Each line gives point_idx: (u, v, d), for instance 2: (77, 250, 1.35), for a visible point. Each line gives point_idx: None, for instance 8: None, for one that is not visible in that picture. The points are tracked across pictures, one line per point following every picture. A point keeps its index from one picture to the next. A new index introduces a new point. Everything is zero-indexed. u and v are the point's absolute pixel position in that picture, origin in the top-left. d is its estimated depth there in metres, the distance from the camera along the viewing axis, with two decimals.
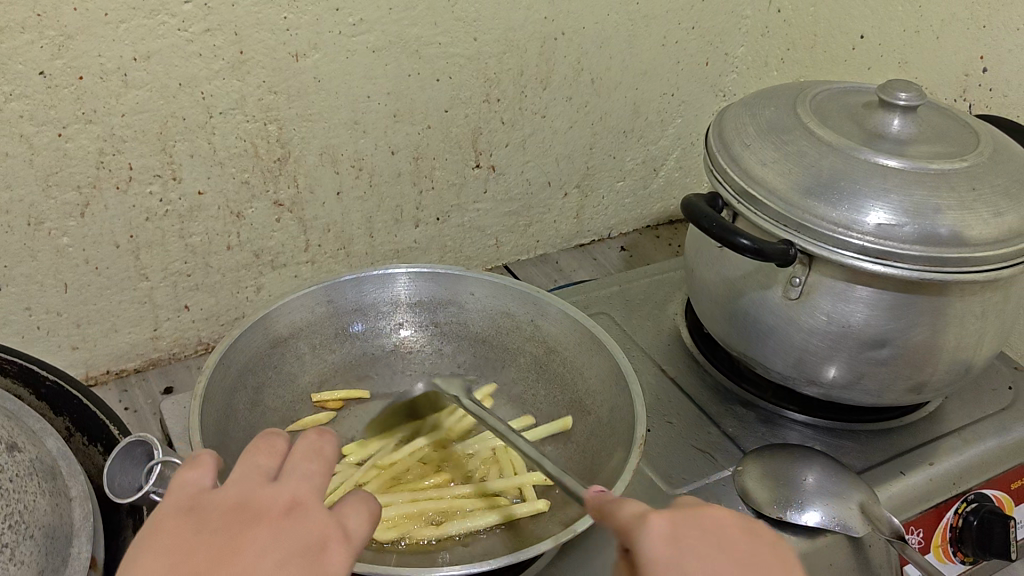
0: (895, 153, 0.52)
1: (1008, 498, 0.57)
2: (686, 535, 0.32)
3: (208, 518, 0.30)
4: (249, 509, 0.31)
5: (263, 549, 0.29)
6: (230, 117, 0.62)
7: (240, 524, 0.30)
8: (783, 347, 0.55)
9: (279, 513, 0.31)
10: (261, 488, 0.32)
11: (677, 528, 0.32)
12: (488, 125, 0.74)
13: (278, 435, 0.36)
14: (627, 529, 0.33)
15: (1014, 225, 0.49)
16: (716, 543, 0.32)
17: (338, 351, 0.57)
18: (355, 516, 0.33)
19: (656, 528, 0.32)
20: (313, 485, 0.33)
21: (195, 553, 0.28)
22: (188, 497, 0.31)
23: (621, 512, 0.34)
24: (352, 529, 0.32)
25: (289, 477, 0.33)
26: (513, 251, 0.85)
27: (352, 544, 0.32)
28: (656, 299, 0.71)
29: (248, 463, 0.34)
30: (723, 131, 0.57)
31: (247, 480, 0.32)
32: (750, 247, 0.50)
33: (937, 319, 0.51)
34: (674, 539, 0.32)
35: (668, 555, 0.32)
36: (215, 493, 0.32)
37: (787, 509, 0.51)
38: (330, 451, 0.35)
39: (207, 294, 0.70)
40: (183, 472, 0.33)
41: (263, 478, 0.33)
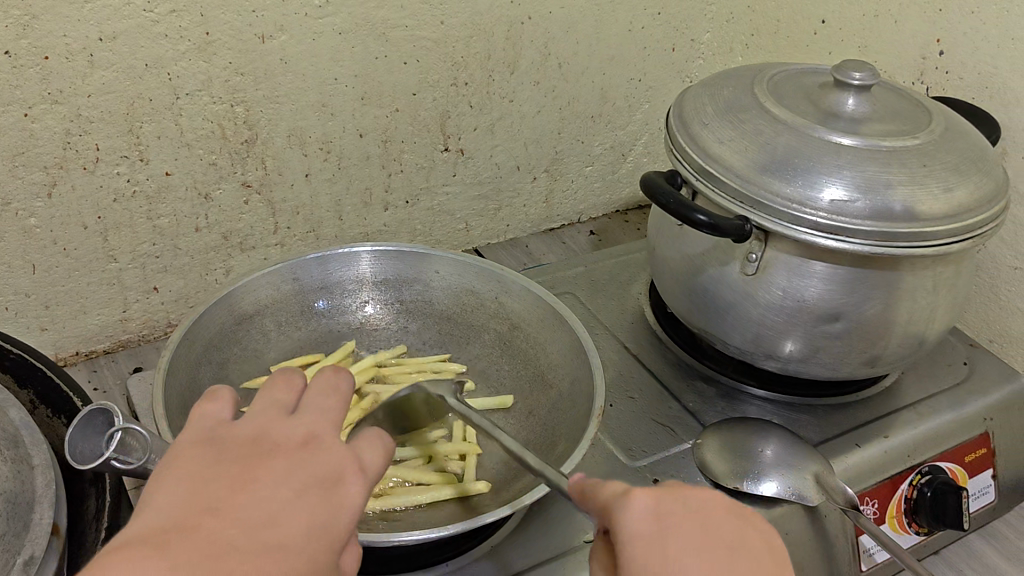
0: (849, 131, 0.54)
1: (962, 471, 0.59)
2: (669, 515, 0.31)
3: (228, 452, 0.31)
4: (267, 443, 0.32)
5: (278, 482, 0.30)
6: (197, 98, 0.62)
7: (258, 457, 0.31)
8: (742, 322, 0.56)
9: (295, 447, 0.32)
10: (278, 424, 0.33)
11: (661, 506, 0.31)
12: (456, 109, 0.75)
13: (296, 371, 0.37)
14: (608, 508, 0.32)
15: (962, 201, 0.51)
16: (701, 523, 0.31)
17: (304, 328, 0.58)
18: (368, 452, 0.34)
19: (638, 505, 0.31)
20: (329, 420, 0.34)
21: (214, 481, 0.30)
22: (207, 431, 0.33)
23: (601, 493, 0.33)
24: (365, 465, 0.34)
25: (306, 412, 0.34)
26: (483, 235, 0.86)
27: (366, 478, 0.33)
28: (621, 279, 0.72)
29: (266, 398, 0.35)
30: (683, 111, 0.58)
31: (264, 416, 0.34)
32: (707, 222, 0.51)
33: (889, 294, 0.53)
34: (658, 521, 0.31)
35: (651, 536, 0.31)
36: (233, 428, 0.33)
37: (743, 481, 0.52)
38: (347, 387, 0.37)
39: (176, 276, 0.70)
40: (202, 406, 0.34)
41: (280, 412, 0.34)
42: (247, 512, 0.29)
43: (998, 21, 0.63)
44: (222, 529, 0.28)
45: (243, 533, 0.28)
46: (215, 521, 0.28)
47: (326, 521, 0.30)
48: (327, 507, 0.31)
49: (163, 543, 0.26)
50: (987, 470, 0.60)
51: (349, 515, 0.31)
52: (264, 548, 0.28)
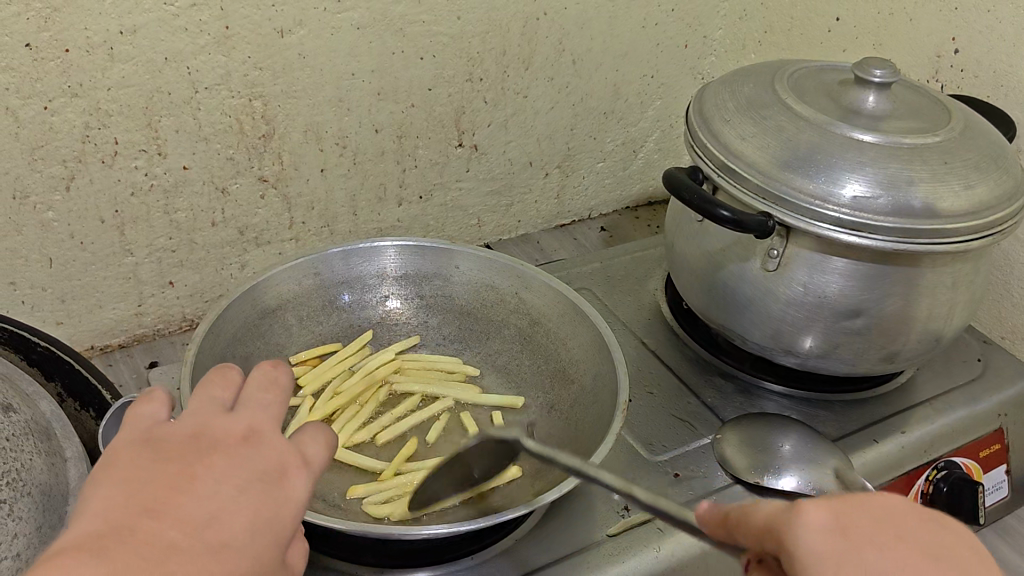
0: (870, 128, 0.54)
1: (977, 466, 0.60)
2: (850, 524, 0.27)
3: (166, 449, 0.29)
4: (206, 439, 0.30)
5: (220, 480, 0.29)
6: (215, 92, 0.62)
7: (198, 452, 0.29)
8: (762, 318, 0.57)
9: (238, 441, 0.30)
10: (218, 418, 0.31)
11: (839, 517, 0.27)
12: (471, 105, 0.75)
13: (232, 365, 0.35)
14: (773, 526, 0.28)
15: (982, 198, 0.51)
16: (890, 529, 0.27)
17: (325, 323, 0.58)
18: (311, 444, 0.33)
19: (813, 520, 0.27)
20: (270, 415, 0.32)
21: (153, 481, 0.28)
22: (141, 429, 0.30)
23: (758, 514, 0.29)
24: (309, 460, 0.32)
25: (246, 406, 0.32)
26: (494, 231, 0.86)
27: (310, 472, 0.32)
28: (637, 275, 0.72)
29: (202, 393, 0.32)
30: (703, 108, 0.58)
31: (202, 410, 0.31)
32: (730, 218, 0.51)
33: (909, 290, 0.53)
34: (841, 531, 0.26)
35: (836, 550, 0.26)
36: (170, 424, 0.31)
37: (764, 475, 0.53)
38: (287, 380, 0.35)
39: (192, 271, 0.70)
40: (137, 406, 0.32)
41: (219, 407, 0.32)
42: (187, 516, 0.27)
43: (1014, 20, 0.63)
44: (163, 535, 0.26)
45: (184, 536, 0.26)
46: (155, 522, 0.26)
47: (268, 519, 0.29)
48: (270, 504, 0.29)
49: (97, 552, 0.25)
50: (1000, 465, 0.61)
51: (292, 511, 0.30)
52: (206, 551, 0.27)
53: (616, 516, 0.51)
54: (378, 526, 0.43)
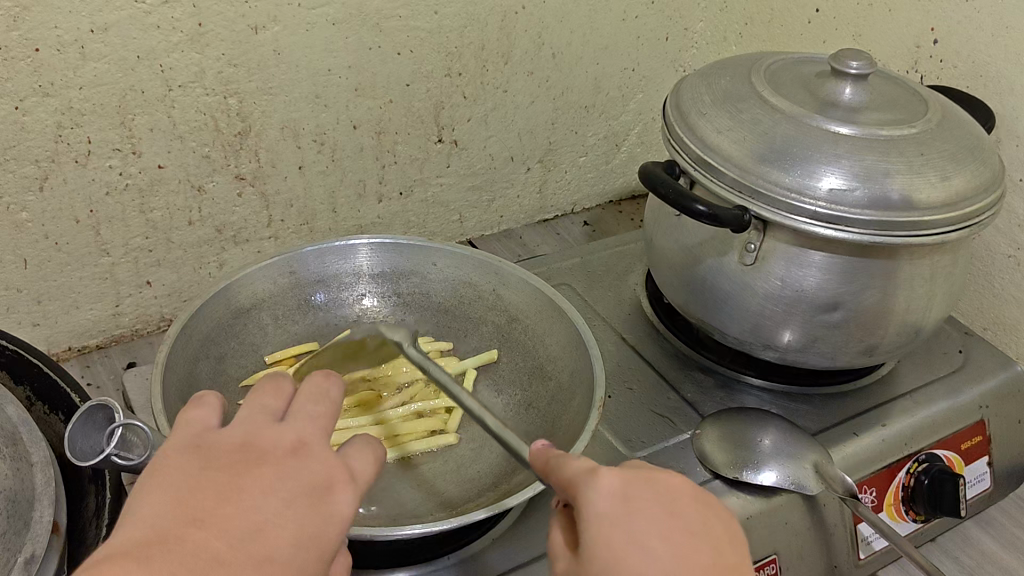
0: (846, 120, 0.54)
1: (959, 458, 0.59)
2: (636, 495, 0.31)
3: (214, 461, 0.32)
4: (253, 452, 0.32)
5: (265, 493, 0.31)
6: (189, 90, 0.62)
7: (245, 465, 0.32)
8: (740, 313, 0.56)
9: (285, 454, 0.32)
10: (266, 429, 0.33)
11: (628, 488, 0.31)
12: (450, 100, 0.75)
13: (286, 373, 0.37)
14: (572, 481, 0.32)
15: (959, 189, 0.51)
16: (665, 501, 0.32)
17: (301, 322, 0.57)
18: (358, 458, 0.34)
19: (604, 485, 0.31)
20: (318, 427, 0.34)
21: (201, 492, 0.30)
22: (194, 437, 0.33)
23: (566, 466, 0.33)
24: (354, 474, 0.34)
25: (295, 418, 0.34)
26: (477, 226, 0.85)
27: (357, 486, 0.33)
28: (618, 270, 0.72)
29: (253, 402, 0.34)
30: (680, 102, 0.58)
31: (253, 420, 0.34)
32: (706, 212, 0.51)
33: (888, 282, 0.53)
34: (624, 498, 0.31)
35: (617, 513, 0.31)
36: (221, 434, 0.33)
37: (743, 470, 0.53)
38: (337, 392, 0.36)
39: (170, 270, 0.70)
40: (189, 411, 0.34)
41: (269, 418, 0.34)
42: (231, 527, 0.30)
43: (994, 10, 0.63)
44: (206, 544, 0.29)
45: (227, 547, 0.29)
46: (199, 534, 0.29)
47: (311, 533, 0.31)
48: (313, 517, 0.31)
49: (143, 557, 0.27)
50: (982, 457, 0.61)
51: (338, 525, 0.32)
52: (247, 562, 0.29)
53: None
54: (352, 528, 0.43)
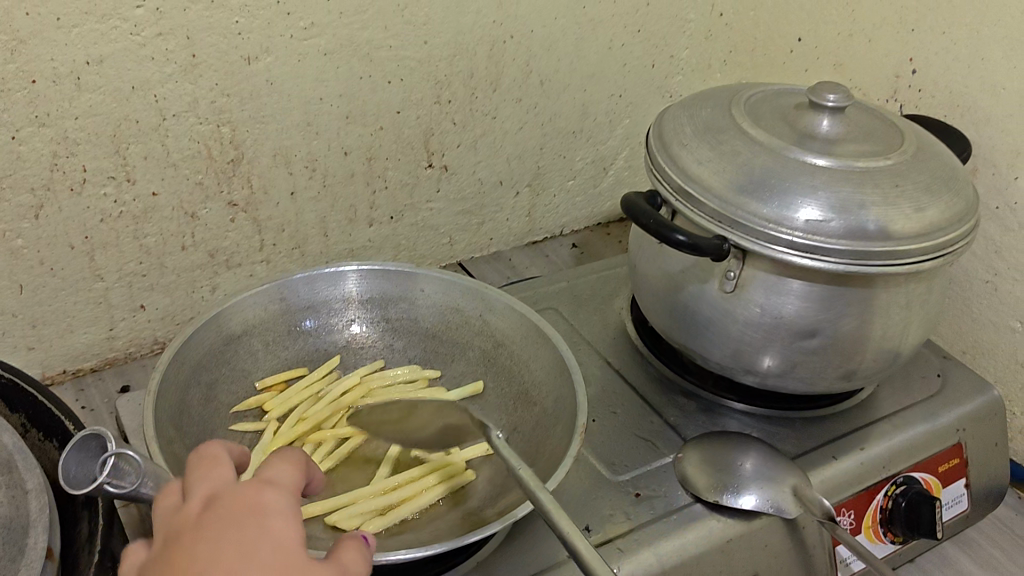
0: (824, 152, 0.55)
1: (936, 481, 0.61)
2: None
3: (177, 546, 0.30)
4: (196, 518, 0.32)
5: (239, 523, 0.31)
6: (183, 119, 0.63)
7: (200, 529, 0.31)
8: (721, 338, 0.58)
9: (220, 499, 0.33)
10: (187, 505, 0.33)
11: None
12: (439, 127, 0.76)
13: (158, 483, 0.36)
14: None
15: (933, 219, 0.52)
16: None
17: (291, 347, 0.58)
18: (271, 472, 0.36)
19: None
20: (221, 473, 0.34)
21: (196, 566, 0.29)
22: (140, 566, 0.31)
23: None
24: (278, 478, 0.35)
25: (198, 483, 0.34)
26: (467, 249, 0.86)
27: (284, 485, 0.35)
28: (603, 293, 0.73)
29: (157, 507, 0.33)
30: (662, 132, 0.59)
31: (169, 511, 0.33)
32: (686, 242, 0.52)
33: (865, 309, 0.54)
34: None
35: None
36: (160, 539, 0.31)
37: (724, 494, 0.54)
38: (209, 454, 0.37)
39: (163, 294, 0.71)
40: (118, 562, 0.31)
41: (181, 501, 0.33)
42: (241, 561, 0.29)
43: (969, 42, 0.64)
44: None
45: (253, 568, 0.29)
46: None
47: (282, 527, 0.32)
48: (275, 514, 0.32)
49: None
50: (959, 479, 0.63)
51: (296, 507, 0.34)
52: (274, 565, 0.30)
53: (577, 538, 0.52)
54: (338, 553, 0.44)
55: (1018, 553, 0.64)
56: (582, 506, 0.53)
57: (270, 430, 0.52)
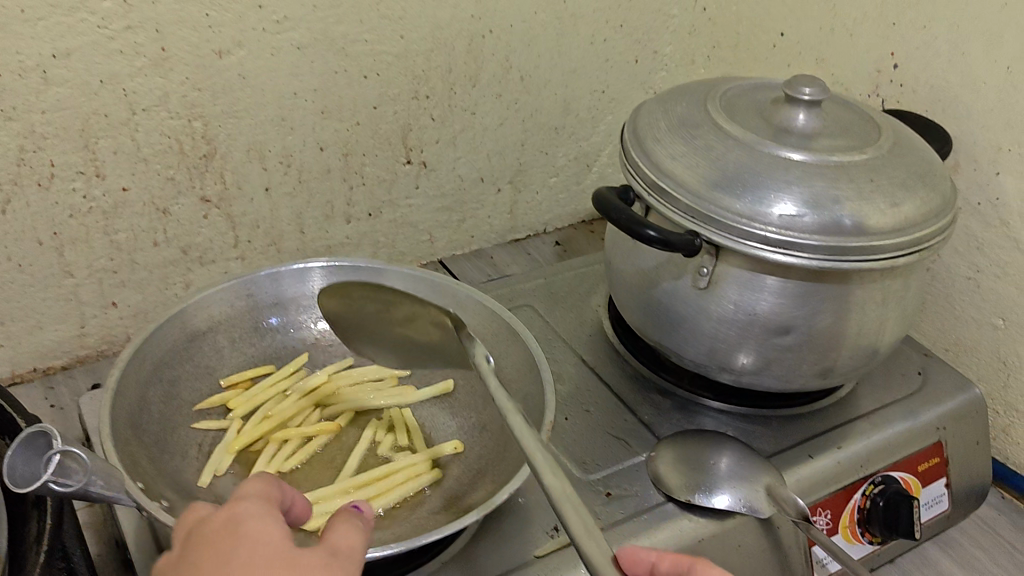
0: (798, 146, 0.54)
1: (915, 481, 0.60)
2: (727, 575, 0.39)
3: None
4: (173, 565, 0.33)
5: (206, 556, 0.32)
6: (153, 113, 0.62)
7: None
8: (695, 336, 0.57)
9: (191, 538, 0.34)
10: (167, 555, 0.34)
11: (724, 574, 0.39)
12: (417, 122, 0.75)
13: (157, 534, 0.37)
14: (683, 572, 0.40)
15: (908, 215, 0.51)
16: None
17: (259, 345, 0.57)
18: (243, 486, 0.37)
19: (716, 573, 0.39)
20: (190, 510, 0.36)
21: None
22: None
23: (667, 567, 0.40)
24: (244, 489, 0.36)
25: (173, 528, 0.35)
26: (447, 246, 0.86)
27: (258, 496, 0.35)
28: (581, 290, 0.72)
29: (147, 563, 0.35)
30: (637, 127, 0.58)
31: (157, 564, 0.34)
32: (657, 237, 0.51)
33: (840, 306, 0.53)
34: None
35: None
36: None
37: (696, 493, 0.53)
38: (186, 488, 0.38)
39: (135, 291, 0.70)
40: None
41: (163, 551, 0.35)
42: None
43: (950, 36, 0.63)
44: None
45: None
46: None
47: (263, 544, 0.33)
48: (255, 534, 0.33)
49: None
50: (939, 479, 0.62)
51: (267, 512, 0.35)
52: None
53: (545, 538, 0.51)
54: None
55: (999, 555, 0.63)
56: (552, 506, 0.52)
57: (234, 427, 0.51)
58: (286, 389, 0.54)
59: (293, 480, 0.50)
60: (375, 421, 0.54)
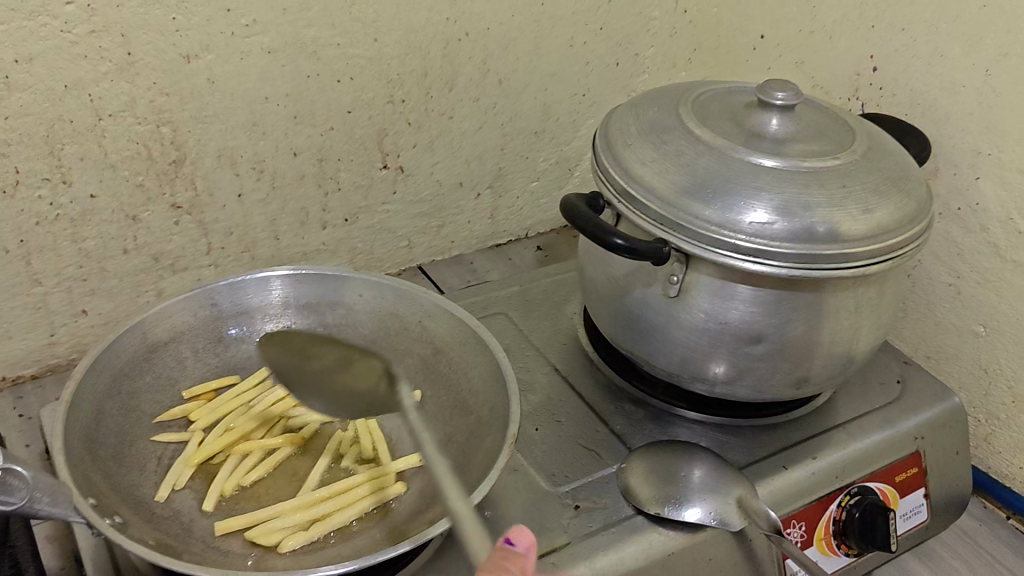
0: (770, 151, 0.53)
1: (893, 491, 0.59)
2: None
3: None
4: None
5: None
6: (120, 119, 0.61)
7: None
8: (667, 345, 0.56)
9: None
10: None
11: None
12: (393, 127, 0.74)
13: None
14: None
15: (881, 221, 0.50)
16: None
17: (223, 355, 0.56)
18: None
19: None
20: None
21: None
22: None
23: None
24: None
25: None
26: (426, 252, 0.85)
27: None
28: (557, 298, 0.71)
29: None
30: (608, 132, 0.58)
31: None
32: (624, 245, 0.50)
33: (813, 315, 0.52)
34: None
35: None
36: None
37: (667, 506, 0.52)
38: None
39: (105, 298, 0.69)
40: None
41: None
42: None
43: (929, 39, 0.63)
44: None
45: None
46: None
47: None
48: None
49: None
50: (918, 489, 0.61)
51: None
52: None
53: None
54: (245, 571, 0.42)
55: (980, 566, 0.62)
56: (519, 519, 0.51)
57: (194, 439, 0.50)
58: (249, 400, 0.54)
59: (254, 494, 0.49)
60: (340, 433, 0.53)
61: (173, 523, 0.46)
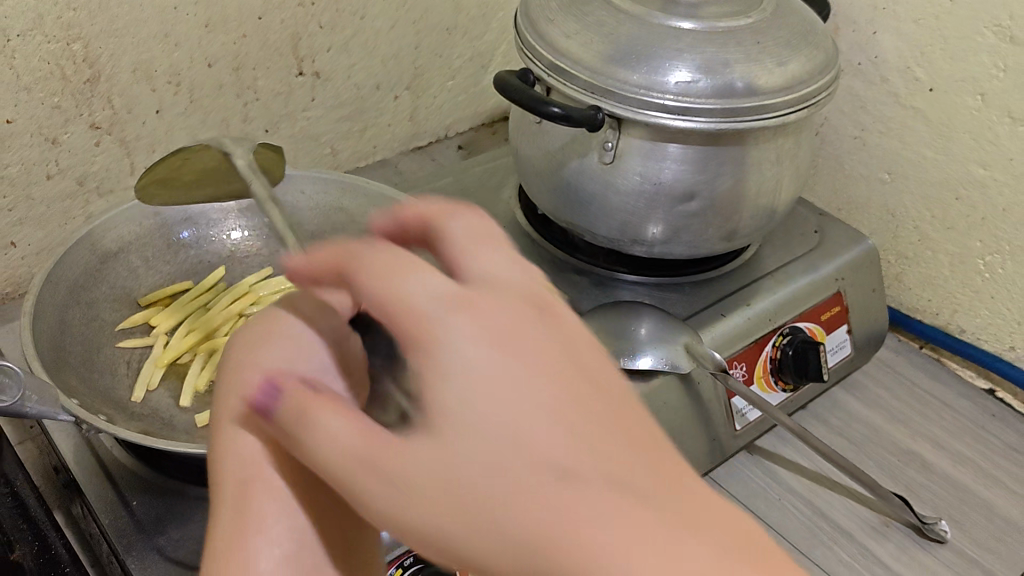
0: (686, 15, 0.55)
1: (820, 329, 0.64)
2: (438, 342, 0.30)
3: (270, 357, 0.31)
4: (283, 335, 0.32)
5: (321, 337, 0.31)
6: (29, 38, 0.59)
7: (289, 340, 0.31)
8: (606, 211, 0.59)
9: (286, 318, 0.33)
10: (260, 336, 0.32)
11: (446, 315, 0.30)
12: (306, 30, 0.73)
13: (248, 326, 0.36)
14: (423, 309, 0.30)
15: (794, 73, 0.54)
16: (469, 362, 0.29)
17: (173, 261, 0.56)
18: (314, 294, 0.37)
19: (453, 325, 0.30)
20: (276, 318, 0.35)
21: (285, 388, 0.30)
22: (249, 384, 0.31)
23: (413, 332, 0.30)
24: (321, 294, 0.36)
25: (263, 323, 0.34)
26: (352, 157, 0.85)
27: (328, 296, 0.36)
28: (491, 185, 0.73)
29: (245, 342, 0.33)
30: (529, 12, 0.59)
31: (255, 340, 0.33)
32: (560, 114, 0.52)
33: (738, 168, 0.56)
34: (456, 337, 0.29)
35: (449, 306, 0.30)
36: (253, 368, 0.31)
37: (621, 358, 0.55)
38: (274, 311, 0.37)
39: (34, 228, 0.67)
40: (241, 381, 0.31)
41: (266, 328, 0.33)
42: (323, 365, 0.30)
43: None
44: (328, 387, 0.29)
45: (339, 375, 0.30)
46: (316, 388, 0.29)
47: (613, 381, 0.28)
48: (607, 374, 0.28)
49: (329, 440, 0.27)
50: (841, 326, 0.66)
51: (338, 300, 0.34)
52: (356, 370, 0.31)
53: None
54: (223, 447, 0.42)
55: (900, 390, 0.69)
56: None
57: (159, 343, 0.51)
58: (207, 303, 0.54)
59: None
60: None
61: (154, 419, 0.46)
